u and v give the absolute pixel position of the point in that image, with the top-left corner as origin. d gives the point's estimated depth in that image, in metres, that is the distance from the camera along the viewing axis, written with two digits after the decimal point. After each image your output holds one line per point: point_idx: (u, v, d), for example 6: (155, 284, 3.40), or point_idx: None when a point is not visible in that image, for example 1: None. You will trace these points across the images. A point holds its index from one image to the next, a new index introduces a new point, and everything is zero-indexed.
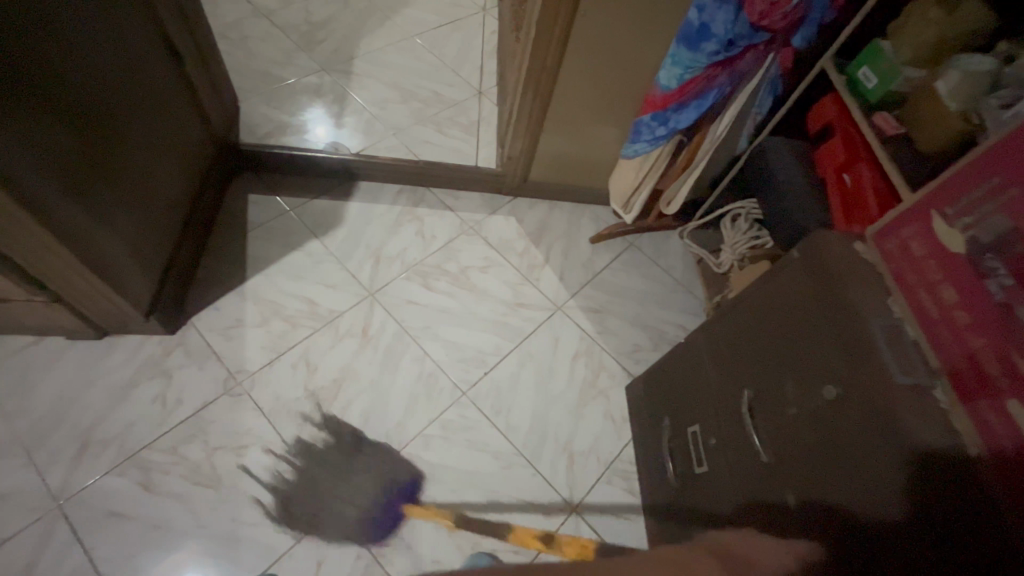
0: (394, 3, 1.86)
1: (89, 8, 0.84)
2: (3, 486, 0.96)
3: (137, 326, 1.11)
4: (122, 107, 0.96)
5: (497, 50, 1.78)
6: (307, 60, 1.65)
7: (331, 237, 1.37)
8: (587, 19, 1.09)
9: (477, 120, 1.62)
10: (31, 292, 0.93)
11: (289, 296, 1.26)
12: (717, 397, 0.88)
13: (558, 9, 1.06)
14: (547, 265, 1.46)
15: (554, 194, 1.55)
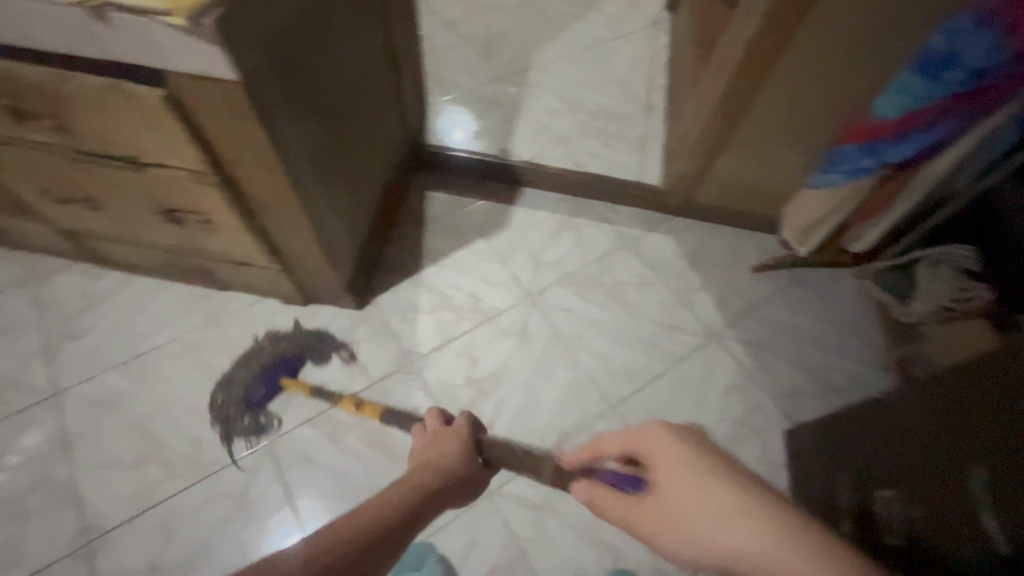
0: (568, 15, 1.89)
1: (352, 25, 0.97)
2: (228, 417, 1.14)
3: (336, 300, 1.27)
4: (358, 109, 1.09)
5: (668, 66, 1.74)
6: (484, 68, 1.73)
7: (496, 238, 1.45)
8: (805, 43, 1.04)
9: (644, 135, 1.60)
10: (272, 260, 1.10)
11: (456, 289, 1.35)
12: (913, 432, 0.81)
13: (778, 30, 1.01)
14: (706, 290, 1.40)
15: (719, 217, 1.48)
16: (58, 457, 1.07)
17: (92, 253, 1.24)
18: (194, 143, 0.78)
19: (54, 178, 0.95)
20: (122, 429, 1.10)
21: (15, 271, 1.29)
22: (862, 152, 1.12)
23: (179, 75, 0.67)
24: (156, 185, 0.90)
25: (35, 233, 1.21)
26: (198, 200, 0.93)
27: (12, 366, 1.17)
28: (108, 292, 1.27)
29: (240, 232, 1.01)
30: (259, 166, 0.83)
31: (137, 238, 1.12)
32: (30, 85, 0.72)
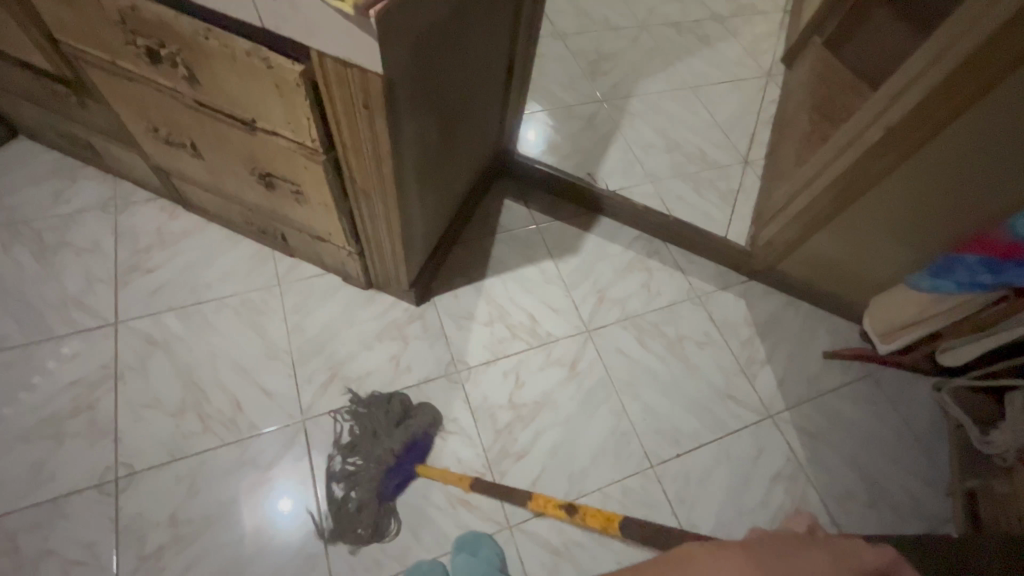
0: (680, 49, 1.83)
1: (487, 32, 0.95)
2: (271, 384, 1.13)
3: (396, 290, 1.25)
4: (468, 114, 1.08)
5: (776, 122, 1.66)
6: (587, 85, 1.69)
7: (565, 262, 1.40)
8: (946, 141, 0.98)
9: (736, 189, 1.54)
10: (349, 242, 1.09)
11: (516, 306, 1.32)
12: None
13: (926, 118, 0.96)
14: (769, 364, 1.33)
15: (798, 292, 1.41)
16: (105, 387, 1.08)
17: (177, 194, 1.26)
18: (315, 121, 0.77)
19: (166, 120, 0.96)
20: (171, 373, 1.11)
21: (101, 193, 1.32)
22: (984, 267, 1.03)
23: (325, 56, 0.66)
24: (262, 149, 0.90)
25: (129, 163, 1.24)
26: (298, 172, 0.92)
27: (79, 286, 1.19)
28: (182, 234, 1.28)
29: (327, 211, 1.00)
30: (369, 155, 0.81)
31: (224, 192, 1.13)
32: (175, 35, 0.72)
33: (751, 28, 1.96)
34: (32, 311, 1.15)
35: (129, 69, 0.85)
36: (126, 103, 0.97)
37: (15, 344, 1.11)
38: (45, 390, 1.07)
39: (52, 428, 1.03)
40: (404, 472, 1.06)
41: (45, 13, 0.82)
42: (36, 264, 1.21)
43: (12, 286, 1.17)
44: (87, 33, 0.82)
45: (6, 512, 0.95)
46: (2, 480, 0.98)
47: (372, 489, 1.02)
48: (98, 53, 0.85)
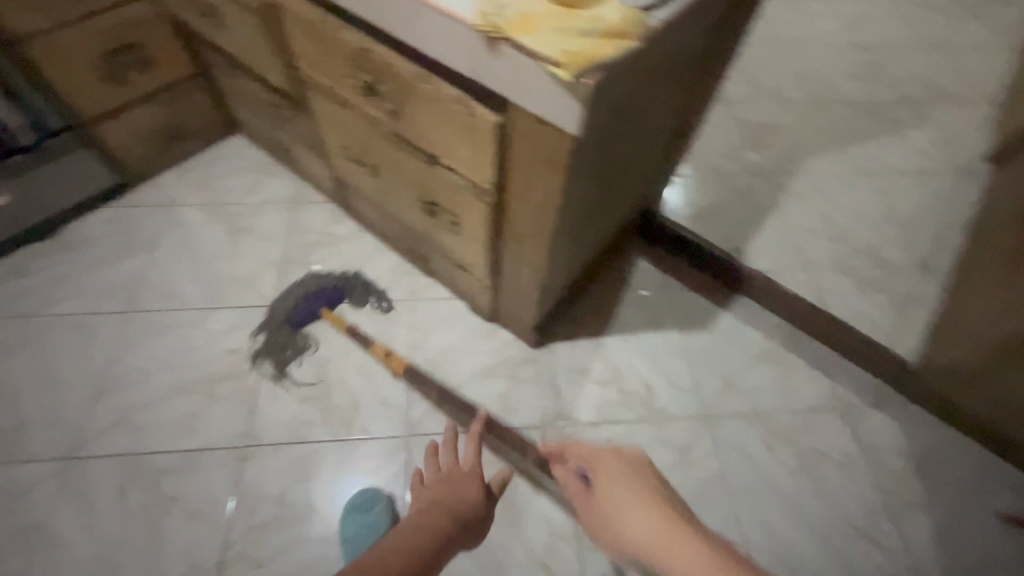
0: (858, 131, 1.68)
1: (671, 100, 0.94)
2: (386, 394, 1.19)
3: (516, 328, 1.26)
4: (632, 175, 1.07)
5: (969, 227, 1.44)
6: (747, 155, 1.60)
7: (692, 336, 1.32)
8: None
9: (906, 296, 1.35)
10: (487, 277, 1.13)
11: (633, 371, 1.26)
12: None
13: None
14: (923, 510, 1.12)
15: (974, 431, 1.18)
16: (252, 361, 1.21)
17: (345, 201, 1.41)
18: (495, 166, 0.80)
19: (360, 141, 1.07)
20: (306, 362, 1.21)
21: (285, 190, 1.51)
22: None
23: (524, 112, 0.69)
24: (435, 181, 0.96)
25: (314, 169, 1.41)
26: (462, 206, 0.97)
27: (252, 267, 1.36)
28: (341, 237, 1.42)
29: (477, 245, 1.04)
30: (536, 205, 0.83)
31: (388, 209, 1.23)
32: (395, 75, 0.80)
33: (951, 118, 1.75)
34: (214, 281, 1.33)
35: (344, 97, 0.97)
36: (331, 123, 1.11)
37: (195, 307, 1.29)
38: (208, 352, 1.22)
39: (205, 386, 1.17)
40: (312, 311, 1.25)
41: (293, 44, 0.97)
42: (225, 241, 1.41)
43: (204, 256, 1.37)
44: (320, 64, 0.95)
45: (156, 451, 1.09)
46: (159, 423, 1.12)
47: (284, 314, 1.24)
48: (324, 80, 0.98)
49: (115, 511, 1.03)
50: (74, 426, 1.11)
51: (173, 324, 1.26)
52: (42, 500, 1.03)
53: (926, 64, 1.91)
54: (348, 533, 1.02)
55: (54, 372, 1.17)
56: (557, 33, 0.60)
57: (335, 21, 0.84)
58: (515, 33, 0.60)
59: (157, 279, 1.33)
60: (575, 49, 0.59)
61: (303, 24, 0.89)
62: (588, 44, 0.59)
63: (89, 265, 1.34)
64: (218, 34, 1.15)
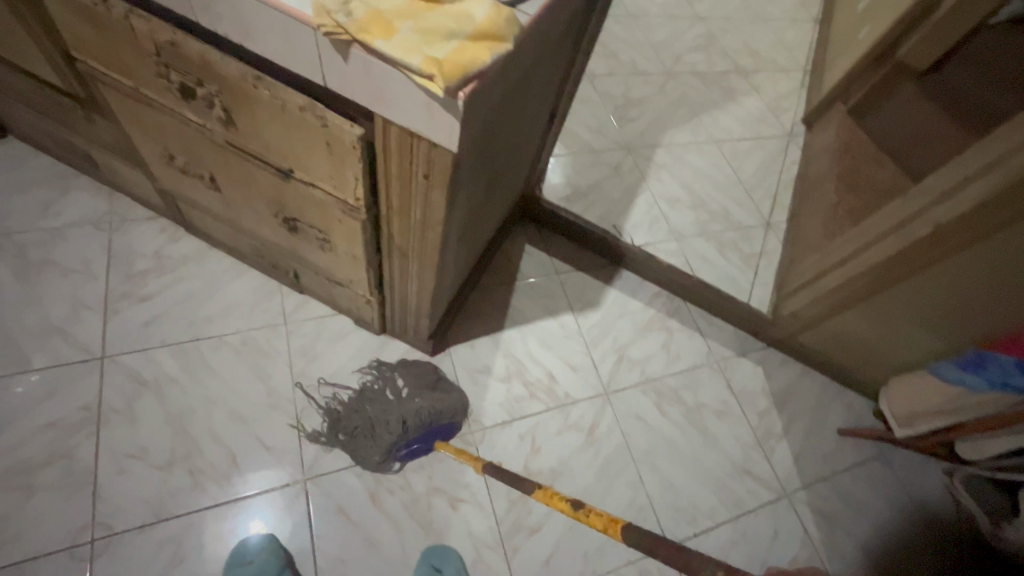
0: (705, 102, 1.82)
1: (543, 84, 0.90)
2: (272, 438, 1.04)
3: (410, 339, 1.17)
4: (513, 164, 1.02)
5: (798, 185, 1.65)
6: (615, 131, 1.65)
7: (585, 316, 1.35)
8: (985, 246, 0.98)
9: (758, 253, 1.53)
10: (371, 292, 1.01)
11: (535, 361, 1.26)
12: None
13: (988, 220, 0.94)
14: (785, 439, 1.30)
15: (816, 364, 1.38)
16: (84, 432, 0.98)
17: (179, 215, 1.16)
18: (363, 182, 0.70)
19: (185, 150, 0.87)
20: (161, 419, 1.01)
21: (94, 207, 1.21)
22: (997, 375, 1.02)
23: (390, 123, 0.60)
24: (292, 197, 0.82)
25: (129, 178, 1.14)
26: (329, 222, 0.84)
27: (62, 312, 1.08)
28: (182, 260, 1.18)
29: (355, 262, 0.92)
30: (416, 220, 0.74)
31: (238, 225, 1.04)
32: (219, 78, 0.64)
33: (775, 85, 1.97)
34: (6, 339, 1.03)
35: (154, 99, 0.77)
36: (141, 127, 0.88)
37: None
38: (16, 436, 0.96)
39: (22, 478, 0.93)
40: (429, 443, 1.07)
41: (61, 27, 0.73)
42: (15, 283, 1.09)
43: None
44: (109, 58, 0.74)
45: None
46: None
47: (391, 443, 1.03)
48: (120, 78, 0.77)
49: None
50: None
51: None
52: None
53: (751, 35, 2.12)
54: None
55: None
56: (416, 38, 0.51)
57: (121, 6, 0.64)
58: (367, 36, 0.50)
59: None
60: (442, 59, 0.50)
61: (76, 10, 0.68)
62: (455, 47, 0.51)
63: None
64: None
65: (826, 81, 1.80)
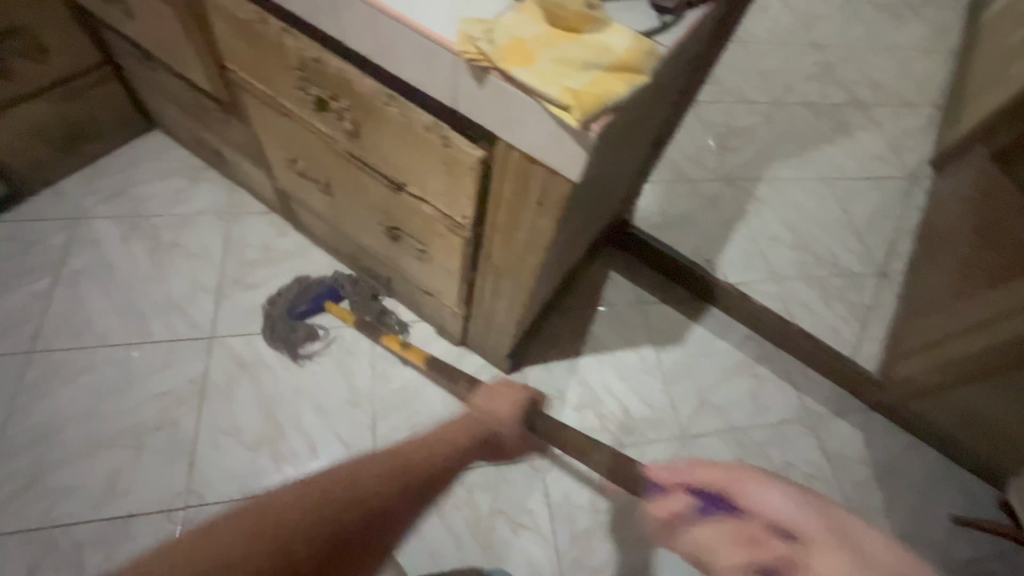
0: (816, 136, 1.70)
1: (658, 114, 0.87)
2: (349, 435, 1.08)
3: (488, 354, 1.17)
4: (614, 190, 0.99)
5: (920, 234, 1.49)
6: (714, 161, 1.58)
7: (666, 352, 1.29)
8: None
9: (867, 304, 1.39)
10: (458, 304, 1.03)
11: (610, 392, 1.21)
12: None
13: None
14: (885, 517, 1.16)
15: (929, 437, 1.23)
16: (189, 405, 1.06)
17: (289, 213, 1.25)
18: (474, 202, 0.71)
19: (308, 156, 0.93)
20: (254, 402, 1.08)
21: (218, 199, 1.33)
22: None
23: (513, 148, 0.60)
24: (400, 208, 0.85)
25: (251, 176, 1.24)
26: (431, 235, 0.86)
27: (182, 292, 1.19)
28: (287, 254, 1.27)
29: (449, 275, 0.94)
30: (519, 243, 0.74)
31: (342, 227, 1.10)
32: (355, 94, 0.68)
33: (898, 120, 1.80)
34: (135, 311, 1.15)
35: (289, 108, 0.82)
36: (272, 132, 0.95)
37: (115, 343, 1.11)
38: (133, 400, 1.06)
39: (133, 439, 1.02)
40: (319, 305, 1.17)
41: (221, 41, 0.81)
42: (148, 261, 1.22)
43: (124, 280, 1.18)
44: (258, 70, 0.80)
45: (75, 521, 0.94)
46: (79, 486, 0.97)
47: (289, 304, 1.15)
48: (262, 88, 0.83)
49: None
50: None
51: (86, 364, 1.08)
52: None
53: (872, 65, 1.96)
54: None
55: None
56: (555, 67, 0.51)
57: (277, 24, 0.70)
58: (507, 64, 0.51)
59: (66, 310, 1.13)
60: (581, 90, 0.50)
61: (237, 27, 0.74)
62: (592, 78, 0.51)
63: None
64: (124, 22, 0.95)
65: (963, 121, 1.62)
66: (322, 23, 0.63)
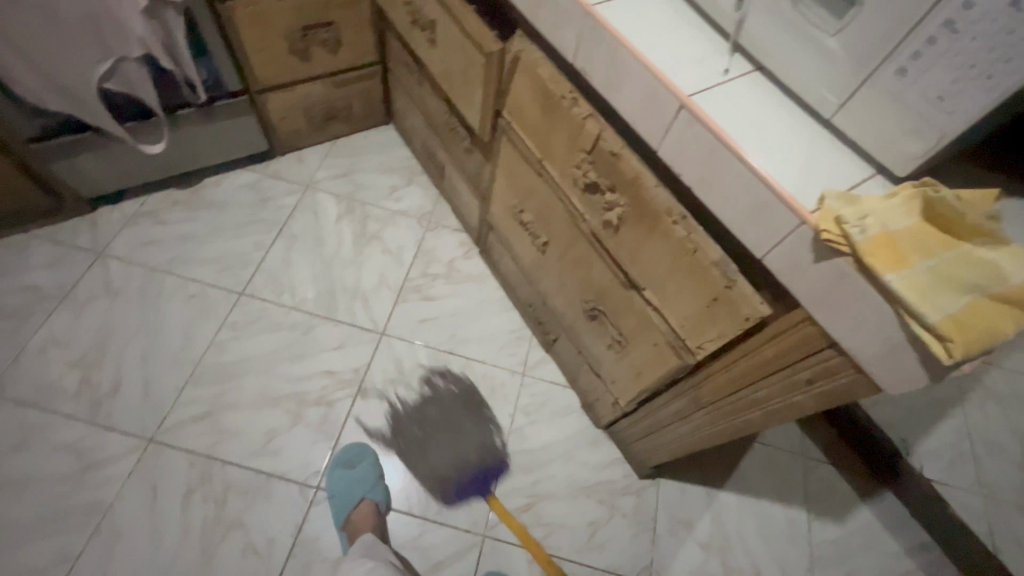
0: None
1: None
2: (473, 480, 1.08)
3: (628, 454, 1.11)
4: None
5: None
6: None
7: (819, 522, 1.13)
8: None
9: None
10: (627, 401, 0.97)
11: (744, 544, 1.09)
12: None
13: None
14: None
15: None
16: (347, 392, 1.13)
17: (482, 242, 1.29)
18: (721, 343, 0.65)
19: (540, 213, 0.95)
20: (400, 412, 1.13)
21: (423, 205, 1.41)
22: None
23: (811, 324, 0.54)
24: (621, 302, 0.83)
25: (462, 198, 1.30)
26: (640, 338, 0.83)
27: (371, 284, 1.28)
28: (466, 277, 1.31)
29: (635, 376, 0.90)
30: (750, 397, 0.68)
31: (534, 280, 1.11)
32: (640, 198, 0.66)
33: None
34: (329, 287, 1.26)
35: (550, 174, 0.84)
36: (513, 179, 0.98)
37: (305, 310, 1.21)
38: (304, 369, 1.14)
39: (295, 405, 1.10)
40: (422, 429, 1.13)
41: (512, 95, 0.84)
42: (352, 244, 1.32)
43: (327, 254, 1.30)
44: (537, 132, 0.82)
45: (233, 463, 1.03)
46: (242, 432, 1.06)
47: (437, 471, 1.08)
48: (532, 147, 0.85)
49: (177, 516, 0.98)
50: (161, 404, 1.07)
51: (280, 322, 1.19)
52: (111, 479, 0.99)
53: None
54: (333, 490, 1.01)
55: (159, 341, 1.13)
56: (931, 279, 0.43)
57: (585, 108, 0.71)
58: (878, 264, 0.44)
59: (277, 266, 1.26)
60: (967, 322, 0.42)
61: (541, 95, 0.76)
62: (978, 308, 0.42)
63: (216, 230, 1.28)
64: (421, 46, 1.03)
65: None
66: (644, 129, 0.62)
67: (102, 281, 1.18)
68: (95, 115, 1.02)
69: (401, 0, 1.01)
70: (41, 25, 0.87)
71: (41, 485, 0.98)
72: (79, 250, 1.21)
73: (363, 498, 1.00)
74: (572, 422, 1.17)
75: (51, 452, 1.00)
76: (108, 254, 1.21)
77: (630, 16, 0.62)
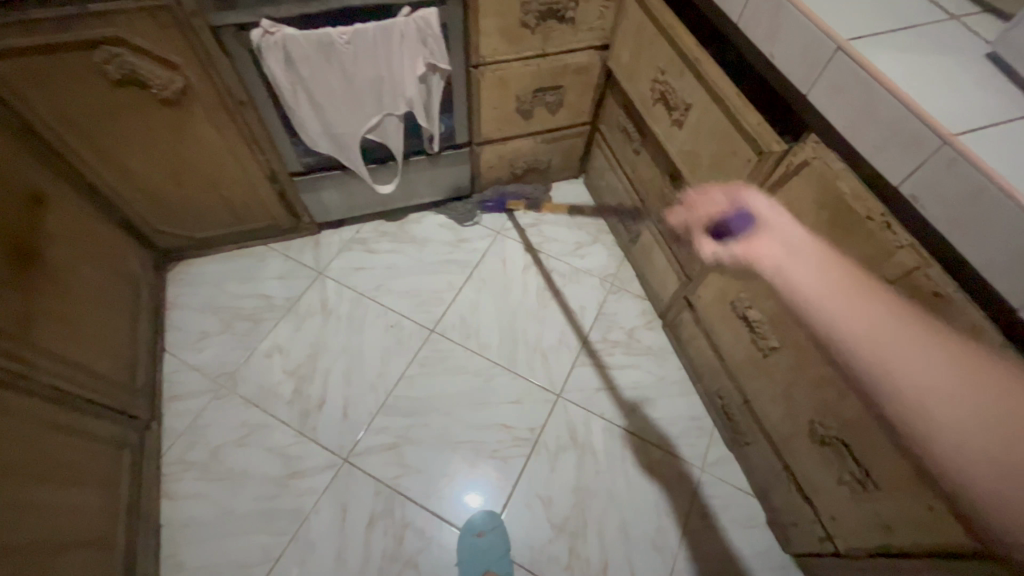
0: None
1: None
2: None
3: None
4: None
5: None
6: None
7: None
8: None
9: None
10: (848, 544, 0.85)
11: None
12: None
13: None
14: None
15: None
16: (521, 450, 1.13)
17: (671, 316, 1.24)
18: None
19: (777, 317, 0.87)
20: (571, 484, 1.10)
21: (607, 265, 1.40)
22: None
23: None
24: (885, 446, 0.72)
25: (656, 267, 1.26)
26: (903, 492, 0.71)
27: (551, 340, 1.28)
28: (647, 349, 1.26)
29: (876, 526, 0.78)
30: None
31: (739, 376, 1.03)
32: None
33: None
34: (512, 337, 1.28)
35: None
36: None
37: (488, 357, 1.25)
38: (484, 417, 1.17)
39: (472, 453, 1.13)
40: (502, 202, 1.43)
41: (780, 195, 0.78)
42: (535, 296, 1.34)
43: (512, 303, 1.33)
44: None
45: (413, 500, 1.07)
46: (423, 470, 1.10)
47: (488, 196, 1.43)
48: None
49: (361, 542, 1.03)
50: (357, 426, 1.15)
51: (464, 364, 1.23)
52: (310, 491, 1.08)
53: None
54: (462, 558, 1.01)
55: (361, 364, 1.23)
56: None
57: (902, 236, 0.63)
58: None
59: (466, 308, 1.32)
60: None
61: (833, 209, 0.70)
62: None
63: (416, 266, 1.37)
64: (661, 123, 1.02)
65: None
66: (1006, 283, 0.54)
67: (319, 299, 1.31)
68: (353, 159, 1.13)
69: (650, 78, 1.01)
70: (340, 86, 0.99)
71: (254, 482, 1.09)
72: (304, 268, 1.36)
73: (488, 571, 0.99)
74: (754, 537, 1.06)
75: (265, 453, 1.11)
76: (325, 275, 1.35)
77: (999, 154, 0.55)
